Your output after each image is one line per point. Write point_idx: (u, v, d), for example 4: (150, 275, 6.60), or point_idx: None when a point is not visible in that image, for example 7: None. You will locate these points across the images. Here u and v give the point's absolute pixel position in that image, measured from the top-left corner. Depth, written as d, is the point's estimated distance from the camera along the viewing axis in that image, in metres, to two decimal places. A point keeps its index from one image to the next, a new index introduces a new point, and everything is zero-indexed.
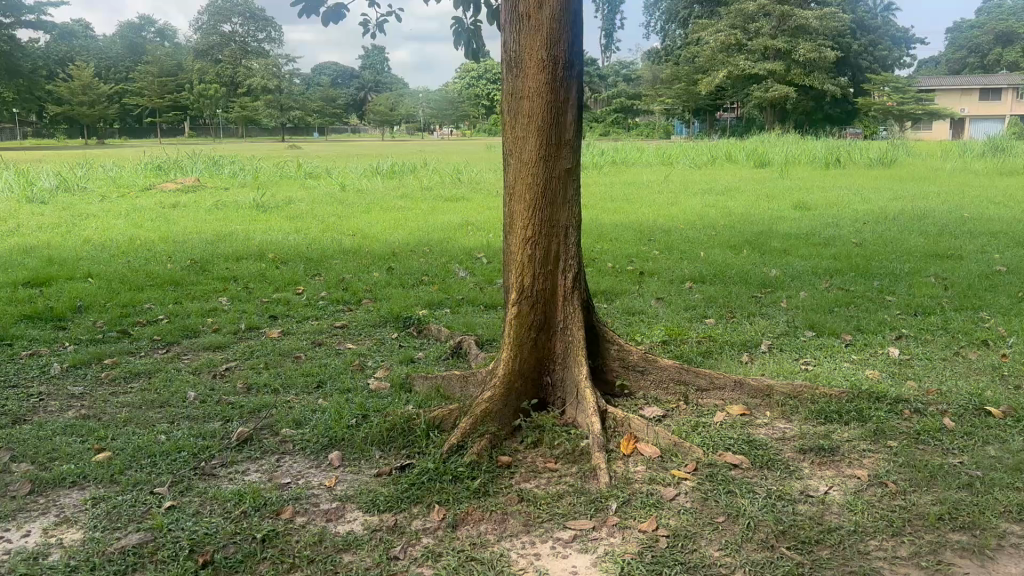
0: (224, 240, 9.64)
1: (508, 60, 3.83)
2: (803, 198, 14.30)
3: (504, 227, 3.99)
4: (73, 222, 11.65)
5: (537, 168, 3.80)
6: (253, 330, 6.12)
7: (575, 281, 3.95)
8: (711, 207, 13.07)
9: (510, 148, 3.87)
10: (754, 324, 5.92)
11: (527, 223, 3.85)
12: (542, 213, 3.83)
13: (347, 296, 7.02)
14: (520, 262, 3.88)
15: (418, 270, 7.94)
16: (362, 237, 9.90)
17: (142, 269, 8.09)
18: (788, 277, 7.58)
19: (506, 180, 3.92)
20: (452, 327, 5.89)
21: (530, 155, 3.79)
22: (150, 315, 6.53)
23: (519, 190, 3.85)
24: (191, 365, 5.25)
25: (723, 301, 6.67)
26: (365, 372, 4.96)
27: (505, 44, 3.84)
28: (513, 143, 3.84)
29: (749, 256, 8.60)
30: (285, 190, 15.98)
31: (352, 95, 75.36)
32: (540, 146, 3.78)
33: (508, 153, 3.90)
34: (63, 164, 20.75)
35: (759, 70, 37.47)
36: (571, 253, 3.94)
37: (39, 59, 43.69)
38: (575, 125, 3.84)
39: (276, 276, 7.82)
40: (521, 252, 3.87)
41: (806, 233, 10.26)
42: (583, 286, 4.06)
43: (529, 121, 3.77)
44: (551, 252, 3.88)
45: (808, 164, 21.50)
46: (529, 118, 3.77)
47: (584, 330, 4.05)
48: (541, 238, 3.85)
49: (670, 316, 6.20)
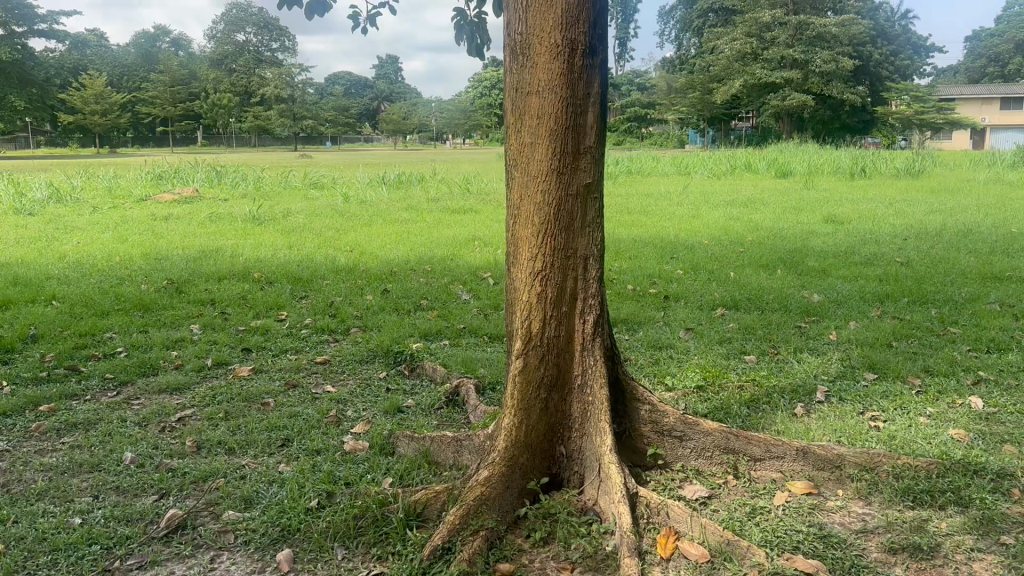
0: (207, 258, 8.84)
1: (513, 46, 3.01)
2: (832, 211, 13.43)
3: (508, 257, 3.16)
4: (55, 235, 10.90)
5: (547, 183, 2.97)
6: (221, 367, 5.30)
7: (596, 326, 3.12)
8: (736, 221, 12.21)
9: (513, 157, 3.05)
10: (803, 364, 5.07)
11: (535, 253, 3.02)
12: (553, 238, 3.00)
13: (334, 324, 6.19)
14: (525, 302, 3.05)
15: (417, 293, 7.11)
16: (359, 255, 9.08)
17: (112, 291, 7.30)
18: (833, 303, 6.71)
19: (509, 198, 3.10)
20: (449, 364, 5.07)
21: (539, 167, 2.97)
22: (108, 347, 5.72)
23: (526, 212, 3.02)
24: (139, 414, 4.44)
25: (763, 333, 5.81)
26: (341, 425, 4.13)
27: (508, 26, 3.03)
28: (519, 150, 3.03)
29: (785, 278, 7.72)
30: (285, 201, 15.23)
31: (366, 105, 74.96)
32: (553, 156, 2.95)
33: (511, 164, 3.07)
34: (62, 173, 20.14)
35: (779, 79, 36.63)
36: (591, 291, 3.10)
37: (51, 69, 43.53)
38: (598, 128, 3.02)
39: (258, 299, 7.01)
40: (528, 288, 3.04)
41: (842, 250, 9.38)
42: (607, 331, 3.23)
43: (539, 122, 2.95)
44: (565, 289, 3.05)
45: (833, 174, 20.62)
46: (539, 118, 2.94)
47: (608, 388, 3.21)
48: (553, 270, 3.02)
49: (703, 352, 5.35)
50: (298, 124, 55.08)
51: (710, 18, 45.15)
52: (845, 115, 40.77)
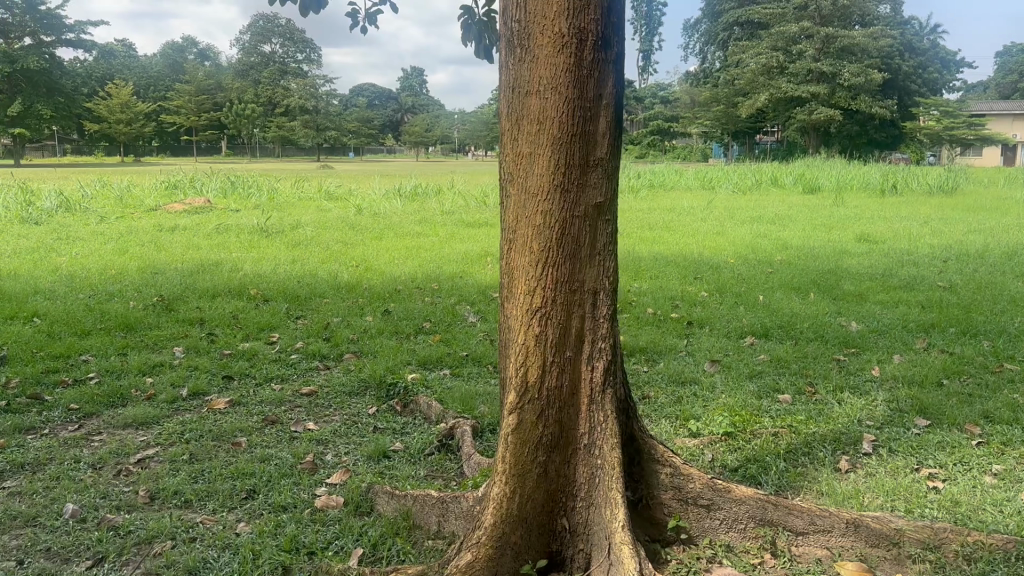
0: (205, 272, 8.41)
1: (509, 38, 2.51)
2: (864, 229, 12.79)
3: (502, 290, 2.65)
4: (53, 246, 10.53)
5: (549, 202, 2.45)
6: (197, 397, 4.81)
7: (607, 375, 2.58)
8: (762, 238, 11.62)
9: (509, 171, 2.54)
10: (844, 407, 4.51)
11: (532, 287, 2.50)
12: (555, 268, 2.48)
13: (326, 349, 5.69)
14: (520, 346, 2.53)
15: (420, 315, 6.62)
16: (364, 271, 8.60)
17: (97, 308, 6.86)
18: (873, 333, 6.13)
19: (504, 218, 2.58)
20: (447, 397, 4.55)
21: (538, 183, 2.46)
22: (81, 372, 5.26)
23: (524, 236, 2.50)
24: (94, 454, 3.95)
25: (797, 367, 5.25)
26: (316, 474, 3.62)
27: (506, 14, 2.53)
28: (515, 162, 2.52)
29: (819, 303, 7.13)
30: (296, 212, 14.84)
31: (390, 116, 74.94)
32: (555, 170, 2.43)
33: (506, 179, 2.56)
34: (76, 181, 19.90)
35: (804, 93, 35.97)
36: (602, 333, 2.56)
37: (78, 79, 43.85)
38: (610, 135, 2.49)
39: (249, 319, 6.54)
40: (524, 327, 2.52)
41: (879, 272, 8.76)
42: (621, 380, 2.69)
43: (539, 128, 2.43)
44: (569, 330, 2.51)
45: (862, 189, 19.94)
46: (540, 123, 2.43)
47: (621, 448, 2.67)
48: (554, 308, 2.49)
49: (731, 389, 4.80)
50: (321, 135, 55.62)
51: (735, 31, 44.57)
52: (872, 130, 39.96)
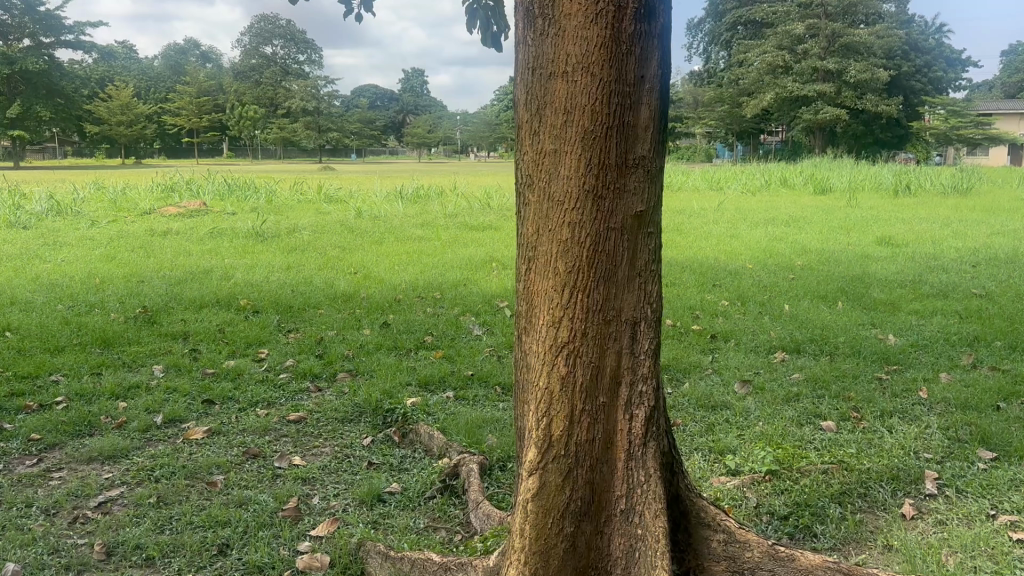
0: (192, 280, 7.93)
1: (527, 7, 2.03)
2: (884, 231, 12.28)
3: (518, 320, 2.17)
4: (38, 253, 10.05)
5: (576, 213, 1.96)
6: (173, 425, 4.33)
7: (648, 426, 2.10)
8: (779, 242, 11.10)
9: (528, 172, 2.05)
10: (897, 438, 4.02)
11: (557, 317, 2.01)
12: (584, 294, 1.99)
13: (319, 368, 5.19)
14: (540, 392, 2.05)
15: (421, 328, 6.14)
16: (362, 278, 8.10)
17: (74, 322, 6.37)
18: (914, 348, 5.63)
19: (521, 232, 2.10)
20: (452, 425, 4.06)
21: (565, 189, 1.97)
22: (47, 394, 4.77)
23: (545, 255, 2.02)
24: (49, 496, 3.46)
25: (838, 389, 4.75)
26: (300, 524, 3.14)
27: None
28: (535, 162, 2.03)
29: (850, 312, 6.64)
30: (294, 215, 14.39)
31: (392, 118, 74.22)
32: (586, 171, 1.95)
33: (525, 184, 2.08)
34: (70, 183, 19.45)
35: (811, 93, 35.42)
36: (642, 373, 2.08)
37: (80, 81, 43.37)
38: (654, 128, 2.01)
39: (237, 333, 6.05)
40: (548, 367, 2.03)
41: (907, 278, 8.26)
42: (664, 428, 2.22)
43: (567, 118, 1.95)
44: (602, 371, 2.03)
45: (874, 189, 19.45)
46: (567, 112, 1.94)
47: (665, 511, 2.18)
48: (585, 344, 2.00)
49: (768, 415, 4.31)
50: (324, 137, 53.62)
51: (739, 30, 44.01)
52: (879, 130, 39.46)
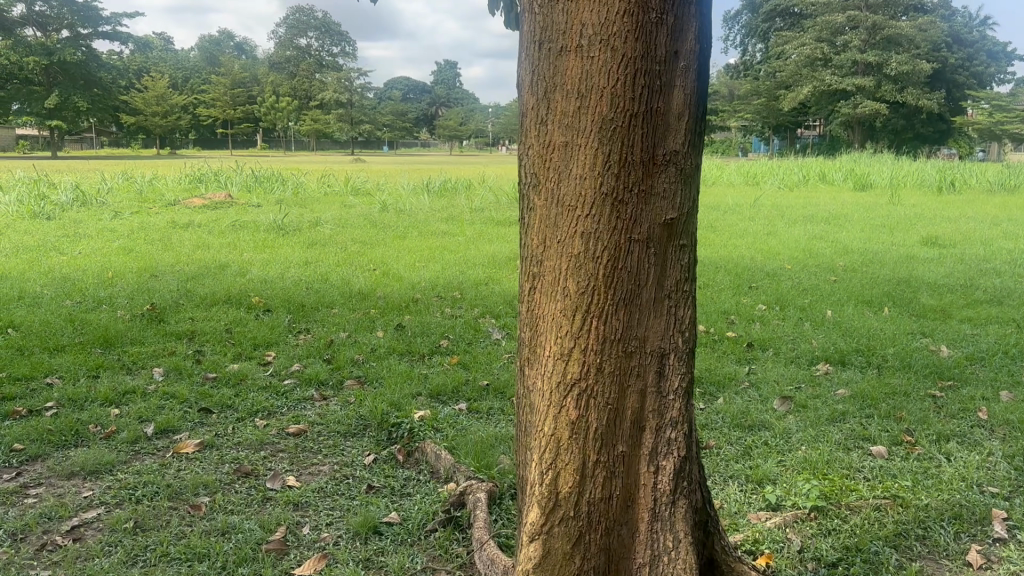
0: (206, 276, 7.65)
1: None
2: (930, 230, 11.70)
3: (523, 354, 2.10)
4: (56, 244, 9.85)
5: (589, 240, 1.86)
6: (164, 437, 4.05)
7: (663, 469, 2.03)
8: (819, 240, 10.59)
9: (534, 178, 1.94)
10: (958, 469, 3.59)
11: (567, 353, 1.93)
12: (599, 319, 1.89)
13: (326, 374, 4.87)
14: (551, 427, 1.98)
15: (437, 330, 5.80)
16: (380, 276, 7.78)
17: (79, 319, 6.12)
18: (969, 361, 5.18)
19: (527, 257, 2.01)
20: (462, 442, 3.72)
21: (577, 202, 1.86)
22: (39, 399, 4.50)
23: (552, 282, 1.93)
24: (20, 517, 3.17)
25: (888, 408, 4.33)
26: (283, 561, 2.83)
27: None
28: (543, 161, 1.91)
29: (897, 319, 6.18)
30: (319, 208, 14.12)
31: (424, 110, 73.83)
32: (602, 189, 1.84)
33: (531, 207, 1.98)
34: (100, 173, 19.33)
35: (850, 86, 34.49)
36: (659, 410, 2.00)
37: (116, 71, 43.76)
38: (687, 115, 1.89)
39: (245, 333, 5.75)
40: (559, 398, 1.96)
41: (958, 282, 7.74)
42: (692, 464, 2.15)
43: (581, 123, 1.83)
44: (620, 405, 1.95)
45: (917, 186, 18.72)
46: (580, 119, 1.83)
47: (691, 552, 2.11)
48: (601, 377, 1.92)
49: (811, 439, 3.90)
50: (356, 129, 53.42)
51: (776, 22, 43.02)
52: (920, 125, 38.37)
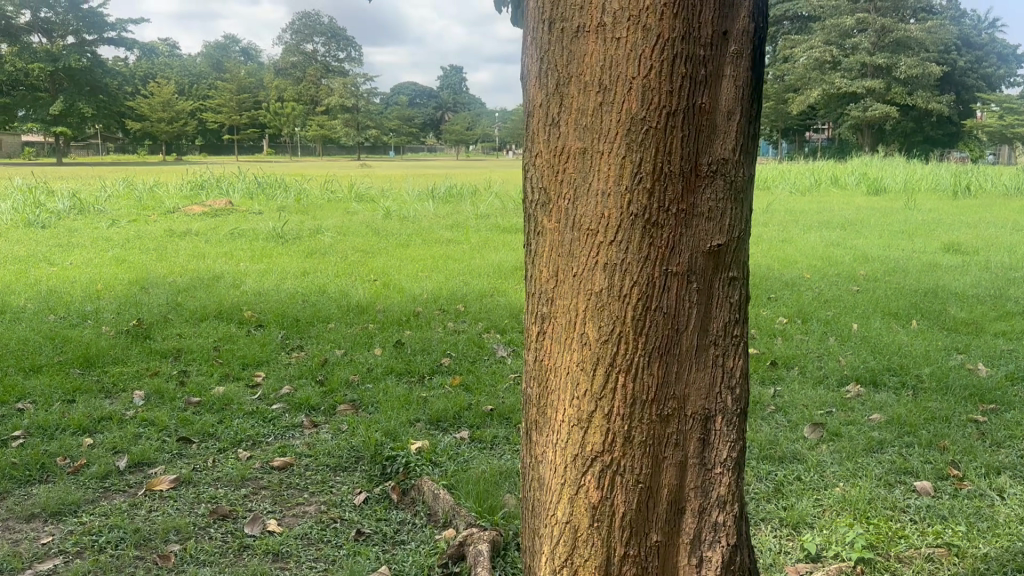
0: (198, 289, 7.32)
1: (547, 25, 1.79)
2: (951, 236, 11.29)
3: (534, 418, 1.99)
4: (47, 255, 9.53)
5: (613, 297, 1.75)
6: (138, 471, 3.71)
7: (701, 545, 1.93)
8: (836, 247, 10.21)
9: (550, 207, 1.83)
10: (1015, 508, 3.21)
11: (590, 420, 1.82)
12: (630, 365, 1.77)
13: (318, 397, 4.52)
14: (571, 494, 1.86)
15: (439, 347, 5.46)
16: (380, 287, 7.44)
17: (60, 336, 5.79)
18: (1010, 381, 4.79)
19: (539, 313, 1.91)
20: (462, 479, 3.36)
21: (601, 239, 1.74)
22: (6, 427, 4.17)
23: (568, 333, 1.83)
24: None
25: (930, 436, 3.95)
26: None
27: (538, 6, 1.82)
28: (560, 181, 1.80)
29: (928, 334, 5.81)
30: (320, 215, 13.78)
31: (430, 114, 73.62)
32: (630, 232, 1.72)
33: (543, 259, 1.88)
34: (99, 180, 18.99)
35: (860, 89, 34.05)
36: (694, 483, 1.90)
37: (121, 77, 43.64)
38: (738, 112, 1.77)
39: (235, 351, 5.42)
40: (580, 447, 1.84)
41: (987, 292, 7.35)
42: (740, 550, 2.03)
43: (606, 152, 1.72)
44: (656, 463, 1.83)
45: (932, 189, 18.31)
46: (605, 149, 1.72)
47: None
48: (634, 429, 1.80)
49: (849, 474, 3.53)
50: (361, 134, 53.91)
51: (784, 24, 42.62)
52: (930, 128, 37.97)
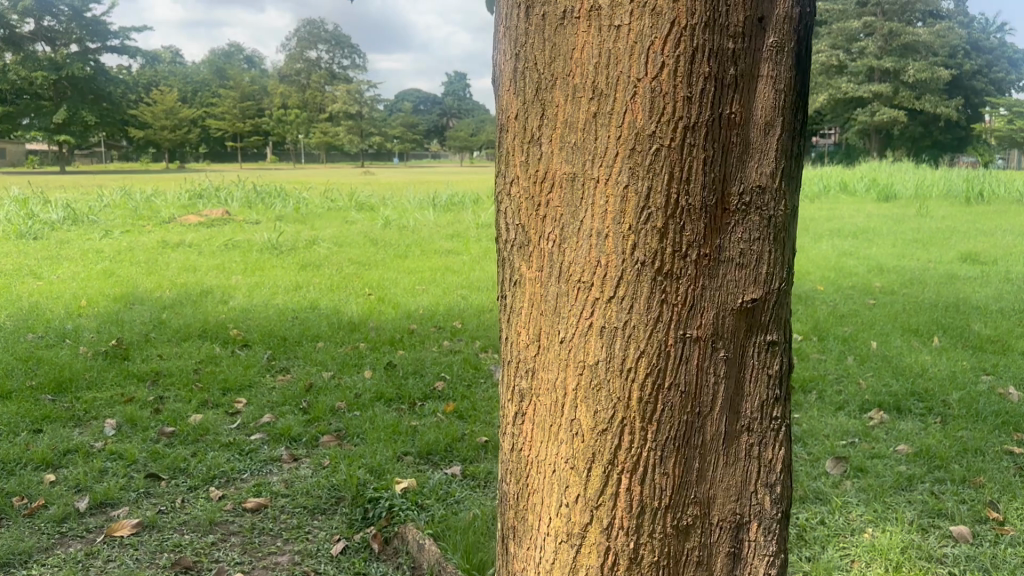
0: (185, 305, 7.02)
1: (530, 39, 1.58)
2: (967, 245, 10.95)
3: (521, 498, 1.80)
4: (34, 268, 9.24)
5: (617, 372, 1.54)
6: (99, 513, 3.40)
7: None
8: (849, 257, 9.89)
9: (539, 262, 1.63)
10: None
11: (591, 515, 1.62)
12: (637, 441, 1.56)
13: (300, 427, 4.21)
14: None
15: (433, 369, 5.15)
16: (375, 302, 7.15)
17: (34, 357, 5.48)
18: None
19: (526, 386, 1.71)
20: (451, 524, 3.05)
21: (600, 302, 1.54)
22: None
23: (560, 410, 1.63)
24: None
25: (964, 471, 3.62)
26: None
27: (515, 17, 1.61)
28: (549, 220, 1.60)
29: (952, 353, 5.47)
30: (319, 225, 13.50)
31: (434, 121, 73.46)
32: (637, 296, 1.51)
33: (528, 315, 1.67)
34: (96, 189, 18.73)
35: (867, 94, 33.71)
36: None
37: (125, 85, 43.48)
38: (777, 122, 1.54)
39: (217, 373, 5.12)
40: (575, 533, 1.65)
41: (1011, 305, 7.01)
42: None
43: (603, 185, 1.50)
44: (673, 559, 1.62)
45: (944, 195, 17.96)
46: (601, 180, 1.50)
47: None
48: (644, 515, 1.59)
49: (879, 516, 3.20)
50: (366, 141, 54.17)
51: None
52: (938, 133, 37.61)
